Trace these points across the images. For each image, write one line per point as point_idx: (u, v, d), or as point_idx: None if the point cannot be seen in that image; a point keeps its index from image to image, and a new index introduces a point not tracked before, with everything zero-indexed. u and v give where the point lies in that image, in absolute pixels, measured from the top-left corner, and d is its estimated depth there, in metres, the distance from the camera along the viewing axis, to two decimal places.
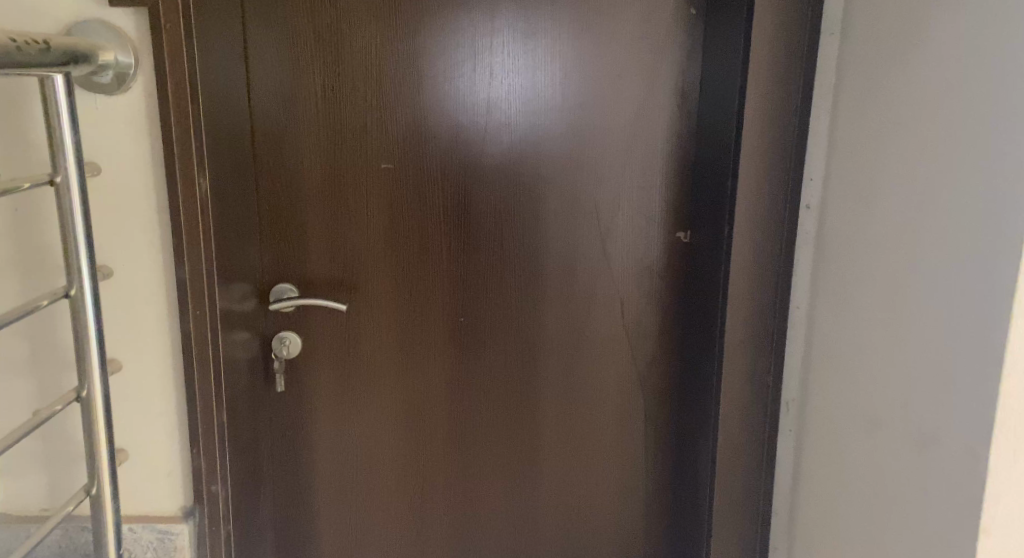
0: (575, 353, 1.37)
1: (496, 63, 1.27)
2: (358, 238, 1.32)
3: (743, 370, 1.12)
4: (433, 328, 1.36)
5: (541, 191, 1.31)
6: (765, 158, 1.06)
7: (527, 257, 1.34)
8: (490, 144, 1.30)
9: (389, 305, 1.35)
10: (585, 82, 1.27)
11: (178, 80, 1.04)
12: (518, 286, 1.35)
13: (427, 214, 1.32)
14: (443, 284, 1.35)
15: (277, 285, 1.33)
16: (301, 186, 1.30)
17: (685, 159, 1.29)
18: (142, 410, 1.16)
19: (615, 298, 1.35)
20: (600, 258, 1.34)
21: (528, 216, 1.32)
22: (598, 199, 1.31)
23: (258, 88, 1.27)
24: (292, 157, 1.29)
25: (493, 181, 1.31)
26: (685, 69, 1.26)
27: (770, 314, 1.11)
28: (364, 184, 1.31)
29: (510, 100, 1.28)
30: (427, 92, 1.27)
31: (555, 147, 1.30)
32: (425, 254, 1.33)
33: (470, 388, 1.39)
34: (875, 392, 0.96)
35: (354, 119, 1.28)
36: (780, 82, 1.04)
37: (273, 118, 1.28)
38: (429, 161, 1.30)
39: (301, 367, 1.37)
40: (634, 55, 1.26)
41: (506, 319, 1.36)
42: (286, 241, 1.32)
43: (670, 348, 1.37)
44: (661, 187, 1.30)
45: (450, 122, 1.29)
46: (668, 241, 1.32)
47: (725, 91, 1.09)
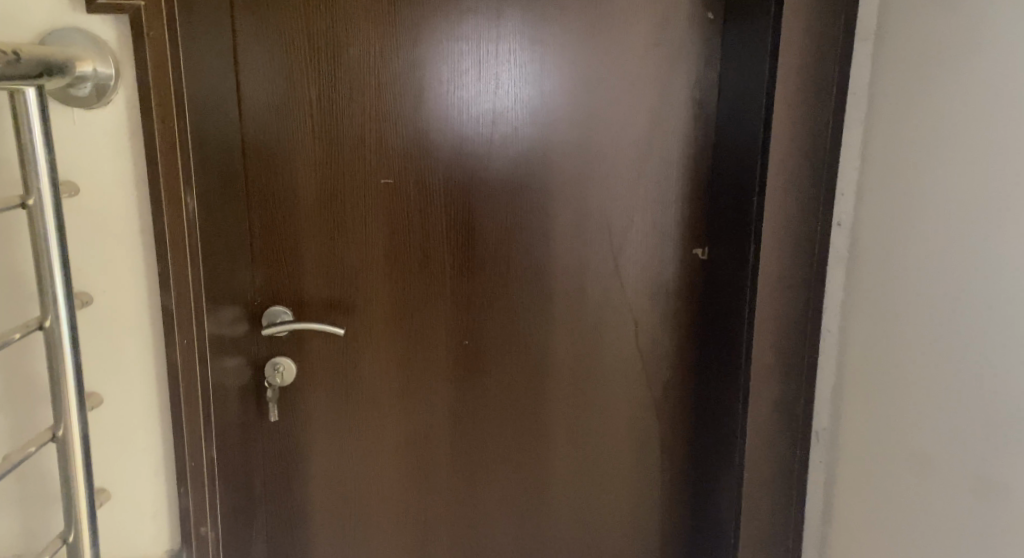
0: (586, 376, 1.30)
1: (503, 71, 1.20)
2: (357, 257, 1.25)
3: (769, 398, 1.06)
4: (437, 352, 1.29)
5: (550, 205, 1.24)
6: (793, 173, 0.99)
7: (535, 276, 1.26)
8: (496, 156, 1.22)
9: (391, 329, 1.28)
10: (597, 92, 1.20)
11: (164, 93, 0.97)
12: (527, 306, 1.27)
13: (430, 231, 1.24)
14: (447, 305, 1.27)
15: (270, 308, 1.26)
16: (295, 202, 1.23)
17: (703, 172, 1.23)
18: (125, 446, 1.08)
19: (629, 319, 1.28)
20: (613, 277, 1.26)
21: (536, 232, 1.25)
22: (610, 215, 1.24)
23: (248, 99, 1.19)
24: (286, 172, 1.22)
25: (499, 196, 1.24)
26: (702, 78, 1.19)
27: (798, 338, 1.04)
28: (363, 200, 1.23)
29: (518, 110, 1.21)
30: (430, 101, 1.20)
31: (565, 160, 1.23)
32: (428, 274, 1.26)
33: (476, 414, 1.31)
34: (931, 429, 0.90)
35: (352, 131, 1.21)
36: (809, 92, 0.97)
37: (265, 130, 1.20)
38: (432, 175, 1.23)
39: (296, 394, 1.29)
40: (649, 63, 1.19)
41: (514, 342, 1.29)
42: (280, 262, 1.25)
43: (686, 371, 1.30)
44: (677, 201, 1.23)
45: (454, 133, 1.21)
46: (685, 258, 1.25)
47: (750, 101, 1.02)
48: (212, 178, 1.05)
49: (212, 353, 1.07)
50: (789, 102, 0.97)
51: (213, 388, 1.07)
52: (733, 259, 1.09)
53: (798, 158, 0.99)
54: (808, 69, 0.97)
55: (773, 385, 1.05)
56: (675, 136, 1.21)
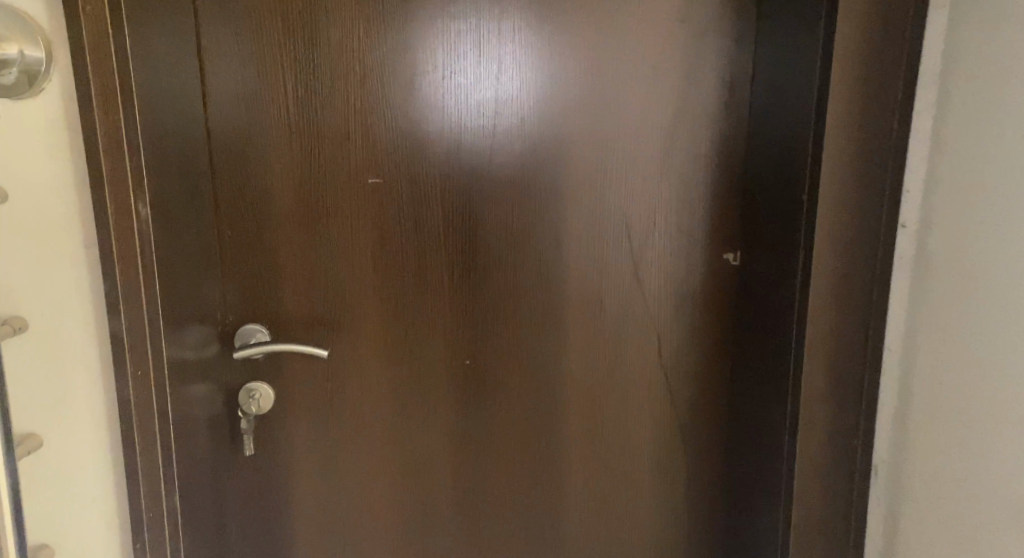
0: (602, 398, 1.16)
1: (505, 54, 1.05)
2: (344, 268, 1.11)
3: (820, 424, 0.92)
4: (434, 374, 1.15)
5: (560, 207, 1.10)
6: (850, 168, 0.86)
7: (544, 286, 1.12)
8: (499, 151, 1.08)
9: (384, 348, 1.14)
10: (616, 76, 1.06)
11: (107, 81, 0.81)
12: (534, 320, 1.13)
13: (425, 238, 1.10)
14: (444, 321, 1.13)
15: (243, 327, 1.11)
16: (271, 206, 1.09)
17: (735, 167, 1.08)
18: (70, 496, 0.92)
19: (649, 334, 1.14)
20: (632, 287, 1.12)
21: (544, 239, 1.11)
22: (630, 217, 1.10)
23: (216, 88, 1.05)
24: (261, 172, 1.07)
25: (502, 198, 1.09)
26: (735, 60, 1.05)
27: (852, 356, 0.91)
28: (349, 202, 1.09)
29: (523, 98, 1.07)
30: (424, 88, 1.06)
31: (577, 155, 1.08)
32: (423, 286, 1.12)
33: (480, 444, 1.17)
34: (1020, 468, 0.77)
35: (335, 125, 1.07)
36: (869, 71, 0.84)
37: (235, 124, 1.06)
38: (425, 174, 1.08)
39: (276, 424, 1.15)
40: (674, 43, 1.05)
41: (519, 362, 1.15)
42: (257, 274, 1.10)
43: (715, 391, 1.16)
44: (705, 200, 1.09)
45: (452, 124, 1.07)
46: (714, 265, 1.11)
47: (799, 83, 0.89)
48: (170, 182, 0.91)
49: (173, 384, 0.92)
50: (846, 84, 0.84)
51: (174, 425, 0.92)
52: (775, 266, 0.96)
53: (855, 149, 0.86)
54: (869, 47, 0.84)
55: (822, 409, 0.92)
56: (702, 127, 1.07)
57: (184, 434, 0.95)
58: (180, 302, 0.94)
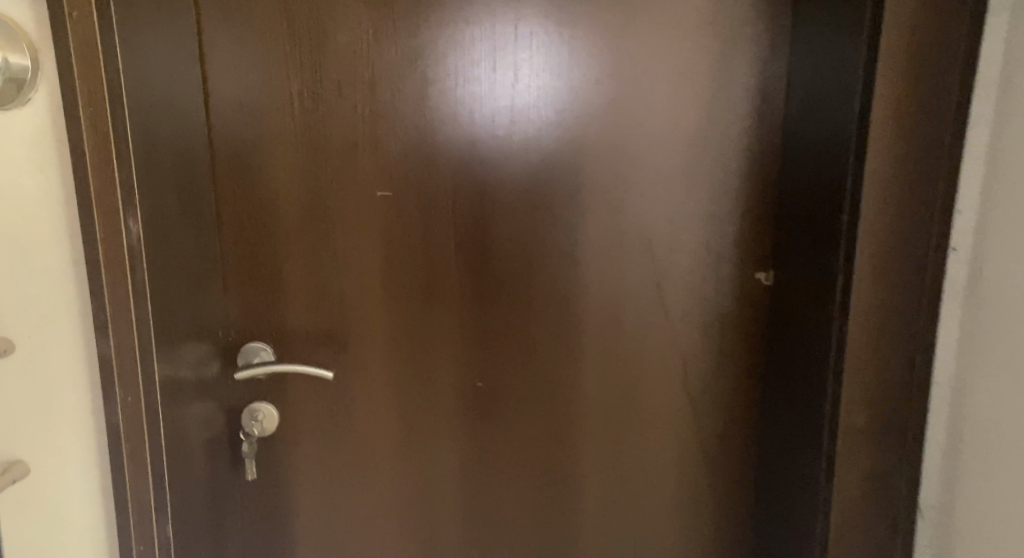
0: (621, 422, 1.09)
1: (521, 59, 1.00)
2: (350, 284, 1.07)
3: (858, 460, 0.85)
4: (443, 395, 1.10)
5: (579, 221, 1.04)
6: (891, 184, 0.80)
7: (560, 304, 1.06)
8: (513, 163, 1.03)
9: (391, 367, 1.09)
10: (639, 83, 1.00)
11: (94, 90, 0.77)
12: (549, 340, 1.07)
13: (435, 253, 1.05)
14: (454, 340, 1.08)
15: (247, 344, 1.07)
16: (275, 220, 1.04)
17: (768, 180, 1.01)
18: (58, 522, 0.89)
19: (674, 357, 1.07)
20: (655, 307, 1.06)
21: (561, 255, 1.05)
22: (653, 233, 1.03)
23: (218, 96, 1.00)
24: (264, 184, 1.03)
25: (516, 212, 1.04)
26: (770, 64, 0.98)
27: (893, 388, 0.84)
28: (356, 216, 1.04)
29: (539, 108, 1.01)
30: (435, 97, 1.01)
31: (596, 167, 1.02)
32: (432, 303, 1.07)
33: (491, 468, 1.12)
34: None
35: (342, 135, 1.02)
36: (914, 77, 0.78)
37: (238, 134, 1.01)
38: (436, 187, 1.03)
39: (281, 444, 1.11)
40: (703, 46, 0.98)
41: (533, 385, 1.09)
42: (261, 290, 1.06)
43: (744, 418, 1.09)
44: (734, 216, 1.02)
45: (464, 135, 1.02)
46: (744, 285, 1.04)
47: (842, 93, 0.83)
48: (167, 195, 0.86)
49: (169, 405, 0.88)
50: (887, 91, 0.78)
51: (168, 449, 0.88)
52: (811, 290, 0.90)
53: (898, 164, 0.79)
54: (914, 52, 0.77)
55: (860, 444, 0.85)
56: (733, 137, 1.00)
57: (179, 457, 0.91)
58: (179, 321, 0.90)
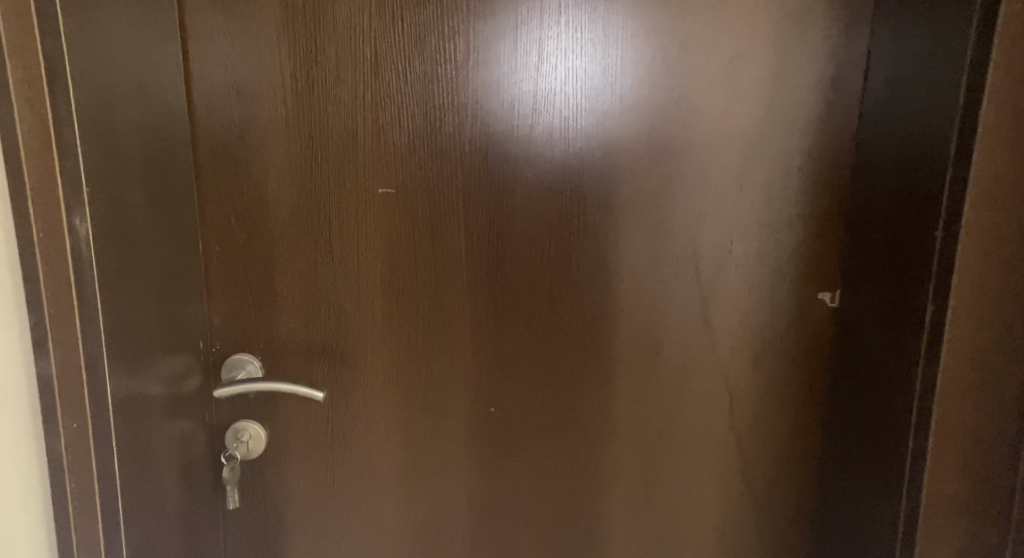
0: (654, 456, 0.96)
1: (548, 39, 0.86)
2: (347, 294, 0.94)
3: (932, 524, 0.72)
4: (451, 421, 0.97)
5: (612, 227, 0.90)
6: (997, 199, 0.65)
7: (588, 322, 0.93)
8: (534, 159, 0.89)
9: (393, 389, 0.97)
10: (683, 69, 0.85)
11: (30, 65, 0.65)
12: (574, 361, 0.94)
13: (444, 261, 0.93)
14: (466, 359, 0.95)
15: (233, 356, 0.96)
16: (263, 219, 0.92)
17: (835, 186, 0.87)
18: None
19: (714, 389, 0.93)
20: (697, 329, 0.92)
21: (587, 267, 0.91)
22: (695, 244, 0.90)
23: (202, 76, 0.88)
24: (252, 179, 0.91)
25: (537, 216, 0.90)
26: (840, 52, 0.83)
27: (984, 443, 0.70)
28: (355, 217, 0.92)
29: (565, 95, 0.87)
30: (446, 80, 0.87)
31: (631, 166, 0.88)
32: (441, 316, 0.94)
33: (505, 504, 1.00)
34: None
35: (341, 124, 0.89)
36: None
37: (224, 120, 0.89)
38: (445, 185, 0.90)
39: (270, 468, 0.99)
40: (760, 30, 0.84)
41: (553, 413, 0.96)
42: (249, 298, 0.95)
43: (797, 461, 0.94)
44: (793, 226, 0.88)
45: (478, 125, 0.88)
46: (803, 308, 0.90)
47: (934, 91, 0.69)
48: (128, 195, 0.78)
49: (127, 420, 0.80)
50: (993, 85, 0.64)
51: (123, 471, 0.80)
52: (886, 321, 0.76)
53: (1001, 175, 0.65)
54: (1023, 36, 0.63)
55: (929, 507, 0.71)
56: (794, 136, 0.86)
57: (141, 479, 0.84)
58: (145, 332, 0.83)
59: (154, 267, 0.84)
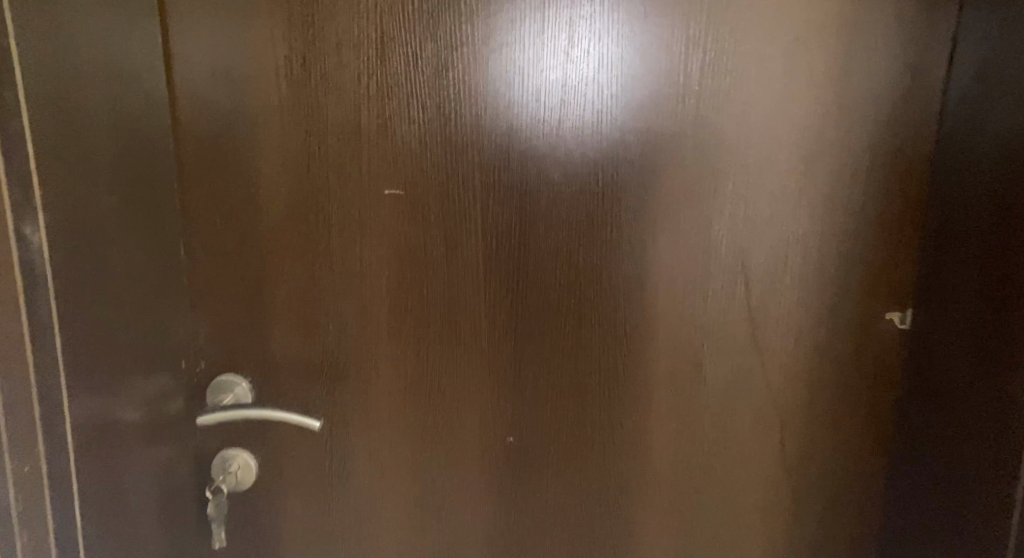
0: (693, 491, 0.86)
1: (579, 18, 0.75)
2: (349, 308, 0.84)
3: None
4: (465, 449, 0.87)
5: (650, 234, 0.79)
6: None
7: (621, 342, 0.82)
8: (562, 156, 0.78)
9: (400, 414, 0.86)
10: (736, 54, 0.74)
11: None
12: (604, 384, 0.84)
13: (459, 271, 0.82)
14: (482, 382, 0.85)
15: (219, 377, 0.85)
16: (254, 223, 0.81)
17: (908, 190, 0.76)
18: None
19: (762, 418, 0.83)
20: (746, 350, 0.81)
21: (622, 279, 0.81)
22: (745, 255, 0.79)
23: (184, 58, 0.77)
24: (242, 177, 0.80)
25: (563, 223, 0.80)
26: (918, 35, 0.72)
27: None
28: (358, 221, 0.81)
29: (598, 83, 0.76)
30: (462, 65, 0.76)
31: (673, 166, 0.77)
32: (455, 333, 0.84)
33: (523, 543, 0.89)
34: None
35: (344, 116, 0.78)
36: None
37: (208, 109, 0.78)
38: (460, 186, 0.79)
39: (262, 500, 0.89)
40: (825, 8, 0.73)
41: (579, 443, 0.86)
42: (238, 311, 0.84)
43: (855, 496, 0.84)
44: (858, 235, 0.77)
45: (497, 117, 0.77)
46: (868, 327, 0.79)
47: None
48: (92, 195, 0.68)
49: (94, 451, 0.71)
50: None
51: (81, 512, 0.70)
52: (988, 348, 0.65)
53: None
54: None
55: None
56: (862, 133, 0.75)
57: (99, 525, 0.73)
58: (115, 351, 0.73)
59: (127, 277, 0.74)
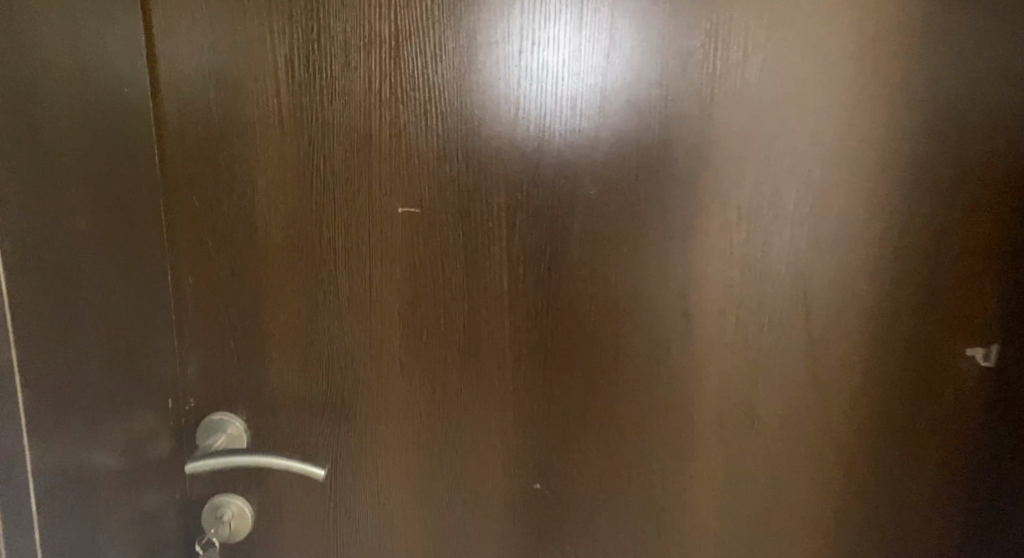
0: (743, 544, 0.76)
1: (622, 14, 0.65)
2: (358, 340, 0.74)
3: None
4: (487, 497, 0.78)
5: (701, 259, 0.69)
6: None
7: (665, 380, 0.72)
8: (601, 171, 0.69)
9: (413, 458, 0.77)
10: (803, 56, 0.65)
11: None
12: (644, 427, 0.74)
13: (482, 299, 0.72)
14: (507, 422, 0.75)
15: (211, 416, 0.76)
16: (250, 245, 0.72)
17: (997, 208, 0.67)
18: None
19: (823, 468, 0.73)
20: (807, 389, 0.72)
21: (667, 310, 0.71)
22: (807, 285, 0.69)
23: (171, 59, 0.68)
24: (237, 193, 0.71)
25: (601, 246, 0.70)
26: (1004, 34, 0.64)
27: None
28: (368, 243, 0.72)
29: (643, 87, 0.66)
30: (489, 67, 0.67)
31: (728, 184, 0.68)
32: (476, 368, 0.74)
33: None
34: None
35: (353, 124, 0.69)
36: None
37: (199, 116, 0.69)
38: (483, 205, 0.70)
39: (258, 550, 0.80)
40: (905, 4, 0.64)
41: (614, 493, 0.76)
42: (233, 343, 0.75)
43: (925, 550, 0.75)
44: (938, 260, 0.68)
45: (527, 127, 0.68)
46: (947, 363, 0.70)
47: None
48: (74, 216, 0.59)
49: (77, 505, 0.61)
50: None
51: None
52: None
53: None
54: None
55: None
56: (942, 144, 0.66)
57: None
58: (99, 392, 0.64)
59: (109, 306, 0.65)
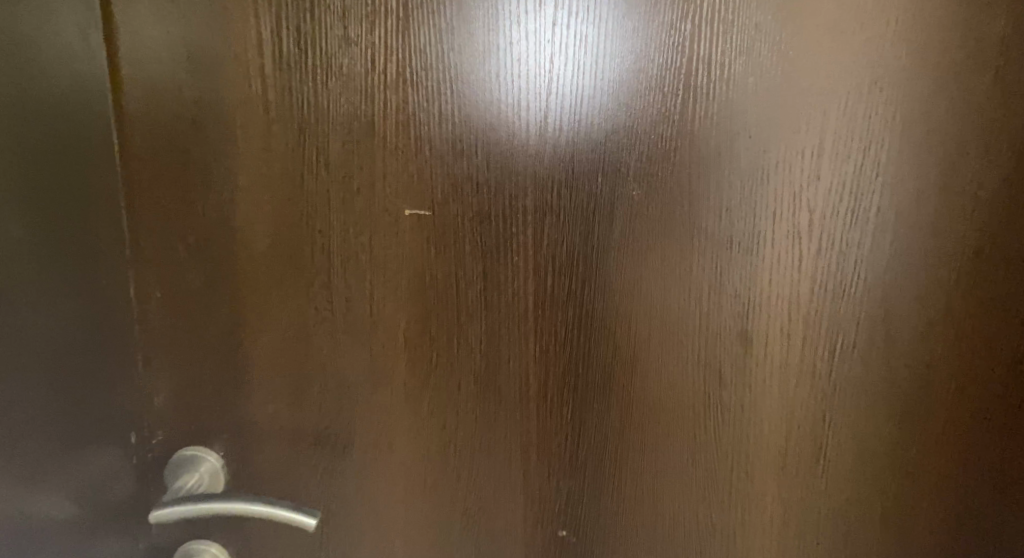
0: None
1: None
2: (355, 363, 0.63)
3: None
4: (506, 544, 0.67)
5: (762, 272, 0.59)
6: None
7: (716, 412, 0.62)
8: (645, 168, 0.58)
9: (420, 501, 0.66)
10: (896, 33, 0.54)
11: None
12: (690, 465, 0.64)
13: (503, 316, 0.62)
14: (530, 459, 0.65)
15: (179, 452, 0.64)
16: (227, 252, 0.61)
17: None
18: None
19: (902, 521, 0.62)
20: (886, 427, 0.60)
21: (721, 330, 0.60)
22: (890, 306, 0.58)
23: (133, 31, 0.57)
24: (212, 191, 0.60)
25: (645, 256, 0.60)
26: None
27: None
28: (368, 251, 0.61)
29: (700, 68, 0.56)
30: (514, 44, 0.57)
31: (798, 184, 0.57)
32: (494, 397, 0.64)
33: None
34: None
35: (350, 109, 0.58)
36: None
37: (166, 100, 0.58)
38: (505, 206, 0.59)
39: None
40: None
41: (653, 541, 0.66)
42: (207, 367, 0.63)
43: None
44: None
45: (559, 115, 0.58)
46: None
47: None
48: None
49: None
50: None
51: None
52: None
53: None
54: None
55: None
56: None
57: None
58: None
59: None
